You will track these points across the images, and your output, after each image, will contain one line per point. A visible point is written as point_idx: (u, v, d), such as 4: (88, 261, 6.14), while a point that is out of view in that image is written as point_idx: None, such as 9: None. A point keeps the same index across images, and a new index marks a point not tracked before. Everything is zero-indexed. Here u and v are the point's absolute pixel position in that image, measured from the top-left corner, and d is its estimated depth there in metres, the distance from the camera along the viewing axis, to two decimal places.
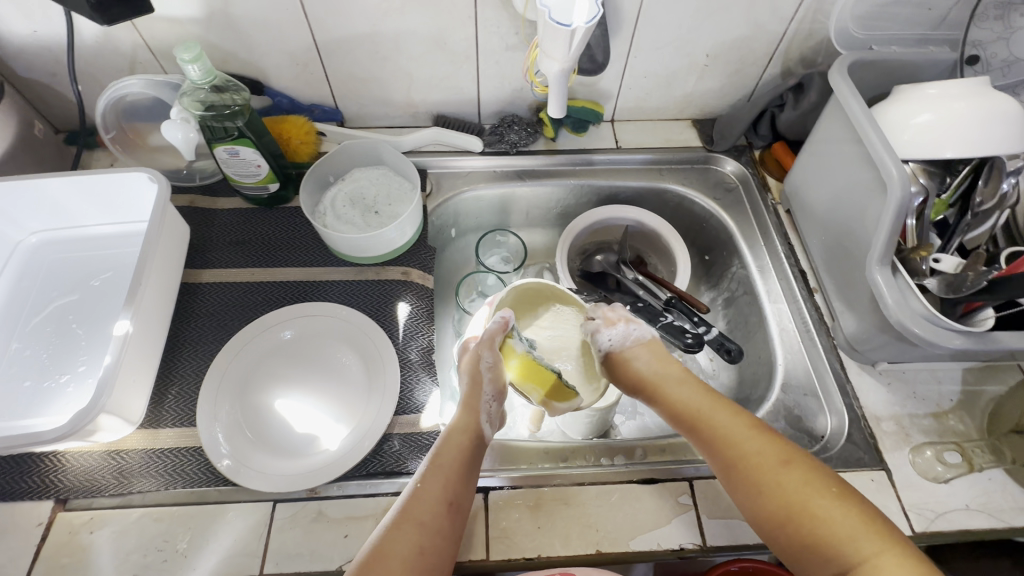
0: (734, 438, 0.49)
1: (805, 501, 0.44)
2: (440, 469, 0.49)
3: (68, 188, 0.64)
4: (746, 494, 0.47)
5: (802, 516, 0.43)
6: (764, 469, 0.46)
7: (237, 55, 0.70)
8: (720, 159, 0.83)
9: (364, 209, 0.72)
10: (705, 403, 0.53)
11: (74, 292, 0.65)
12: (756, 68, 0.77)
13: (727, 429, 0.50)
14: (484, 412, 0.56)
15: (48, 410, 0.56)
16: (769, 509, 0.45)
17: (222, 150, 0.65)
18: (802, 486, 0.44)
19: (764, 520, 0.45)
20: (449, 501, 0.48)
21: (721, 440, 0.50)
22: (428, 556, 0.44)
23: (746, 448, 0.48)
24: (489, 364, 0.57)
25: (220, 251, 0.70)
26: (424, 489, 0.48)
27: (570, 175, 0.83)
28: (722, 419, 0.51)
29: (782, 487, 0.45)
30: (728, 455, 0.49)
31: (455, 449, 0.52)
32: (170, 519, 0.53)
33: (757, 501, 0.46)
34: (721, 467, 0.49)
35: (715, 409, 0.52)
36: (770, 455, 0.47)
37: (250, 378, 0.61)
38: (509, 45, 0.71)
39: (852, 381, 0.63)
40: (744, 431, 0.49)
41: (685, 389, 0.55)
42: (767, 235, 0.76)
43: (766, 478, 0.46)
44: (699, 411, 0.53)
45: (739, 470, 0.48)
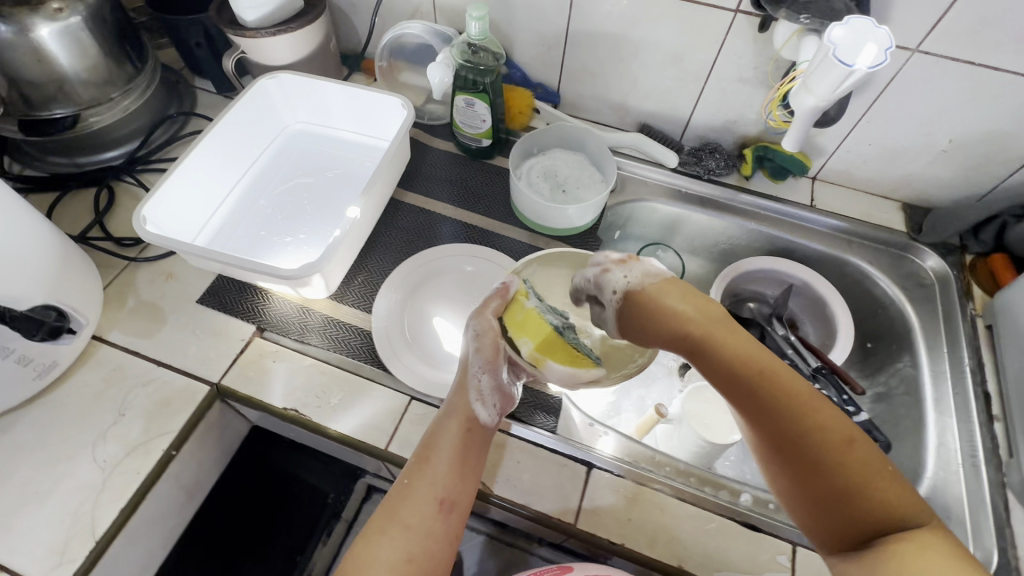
0: (793, 406, 0.43)
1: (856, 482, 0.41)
2: (429, 470, 0.50)
3: (338, 95, 0.78)
4: (791, 466, 0.43)
5: (848, 496, 0.41)
6: (816, 446, 0.42)
7: (500, 26, 0.80)
8: (923, 251, 0.77)
9: (554, 185, 0.79)
10: (759, 359, 0.45)
11: (313, 177, 0.79)
12: (1002, 169, 0.71)
13: (786, 396, 0.43)
14: (473, 388, 0.56)
15: (273, 258, 0.69)
16: (811, 486, 0.42)
17: (462, 98, 0.75)
18: (859, 467, 0.41)
19: (801, 493, 0.43)
20: (438, 500, 0.49)
21: (779, 411, 0.43)
22: (415, 560, 0.45)
23: (804, 417, 0.42)
24: (476, 333, 0.56)
25: (426, 181, 0.81)
26: (411, 488, 0.49)
27: (751, 216, 0.82)
28: (781, 382, 0.43)
29: (839, 463, 0.41)
30: (784, 427, 0.42)
31: (444, 446, 0.52)
32: (331, 376, 0.63)
33: (810, 476, 0.42)
34: (768, 436, 0.44)
35: (772, 368, 0.44)
36: (831, 427, 0.42)
37: (421, 291, 0.70)
38: (743, 76, 0.73)
39: (1014, 527, 0.56)
40: (801, 397, 0.43)
41: (735, 343, 0.45)
42: (953, 343, 0.69)
43: (825, 456, 0.41)
44: (757, 367, 0.44)
45: (789, 442, 0.42)
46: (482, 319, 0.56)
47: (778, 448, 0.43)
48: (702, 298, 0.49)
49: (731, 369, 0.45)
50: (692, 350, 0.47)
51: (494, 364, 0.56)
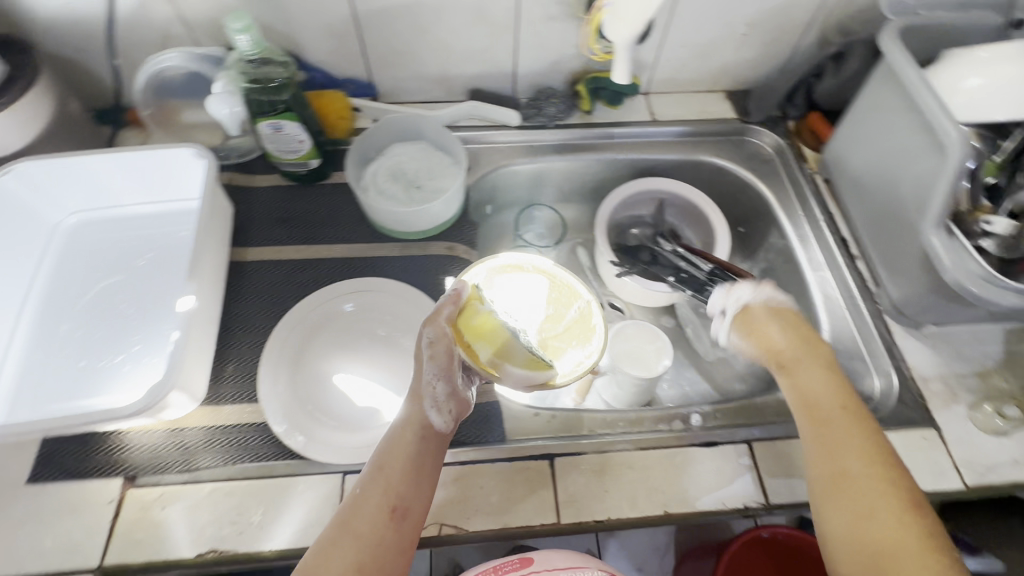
0: (851, 448, 0.47)
1: (897, 547, 0.41)
2: (384, 474, 0.47)
3: (110, 166, 0.63)
4: (837, 510, 0.45)
5: (888, 560, 0.41)
6: (867, 496, 0.44)
7: (276, 28, 0.69)
8: (756, 130, 0.83)
9: (407, 184, 0.72)
10: (839, 415, 0.50)
11: (120, 273, 0.64)
12: (793, 37, 0.77)
13: (849, 440, 0.48)
14: (429, 396, 0.51)
15: (109, 389, 0.56)
16: (851, 535, 0.43)
17: (264, 124, 0.63)
18: (904, 533, 0.41)
19: (840, 543, 0.44)
20: (392, 508, 0.45)
21: (832, 446, 0.48)
22: (366, 571, 0.42)
23: (855, 460, 0.46)
24: (429, 341, 0.52)
25: (263, 229, 0.70)
26: (365, 495, 0.46)
27: (607, 148, 0.82)
28: (845, 433, 0.48)
29: (881, 521, 0.43)
30: (831, 463, 0.47)
31: (400, 451, 0.48)
32: (241, 493, 0.53)
33: (846, 518, 0.44)
34: (820, 472, 0.48)
35: (848, 419, 0.49)
36: (887, 488, 0.44)
37: (307, 353, 0.61)
38: (550, 14, 0.71)
39: (899, 344, 0.64)
40: (861, 453, 0.47)
41: (829, 387, 0.53)
42: (805, 205, 0.76)
43: (867, 497, 0.44)
44: (825, 415, 0.50)
45: (838, 483, 0.46)
46: (437, 326, 0.52)
47: (828, 489, 0.46)
48: (841, 375, 0.54)
49: (804, 404, 0.53)
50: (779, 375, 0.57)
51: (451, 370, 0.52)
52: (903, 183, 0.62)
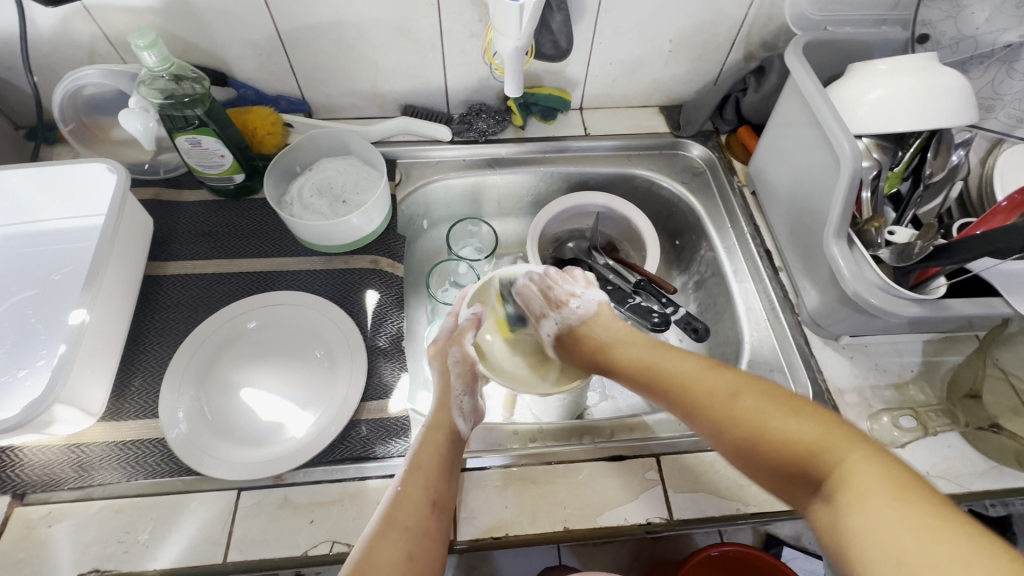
0: (681, 378, 0.49)
1: (765, 418, 0.41)
2: (424, 472, 0.49)
3: (24, 182, 0.63)
4: (714, 428, 0.44)
5: (768, 435, 0.40)
6: (714, 402, 0.44)
7: (199, 45, 0.70)
8: (687, 144, 0.83)
9: (332, 199, 0.71)
10: (665, 360, 0.52)
11: (34, 287, 0.63)
12: (719, 53, 0.78)
13: (677, 379, 0.49)
14: (455, 407, 0.56)
15: (6, 404, 0.55)
16: (734, 446, 0.42)
17: (183, 139, 0.64)
18: (764, 403, 0.42)
19: (738, 453, 0.42)
20: (432, 502, 0.47)
21: (678, 384, 0.49)
22: (417, 562, 0.43)
23: (690, 381, 0.48)
24: (457, 359, 0.59)
25: (185, 243, 0.69)
26: (405, 493, 0.47)
27: (540, 162, 0.83)
28: (676, 369, 0.50)
29: (740, 407, 0.42)
30: (683, 401, 0.48)
31: (435, 449, 0.51)
32: (131, 510, 0.52)
33: (721, 437, 0.43)
34: (685, 409, 0.47)
35: (664, 359, 0.52)
36: (727, 381, 0.45)
37: (216, 367, 0.60)
38: (473, 32, 0.72)
39: (816, 356, 0.64)
40: (691, 371, 0.49)
41: (646, 348, 0.55)
42: (733, 217, 0.77)
43: (717, 406, 0.44)
44: (653, 368, 0.52)
45: (697, 404, 0.46)
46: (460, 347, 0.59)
47: (698, 418, 0.46)
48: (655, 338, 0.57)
49: (635, 373, 0.54)
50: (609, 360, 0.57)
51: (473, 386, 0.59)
52: (815, 195, 0.62)
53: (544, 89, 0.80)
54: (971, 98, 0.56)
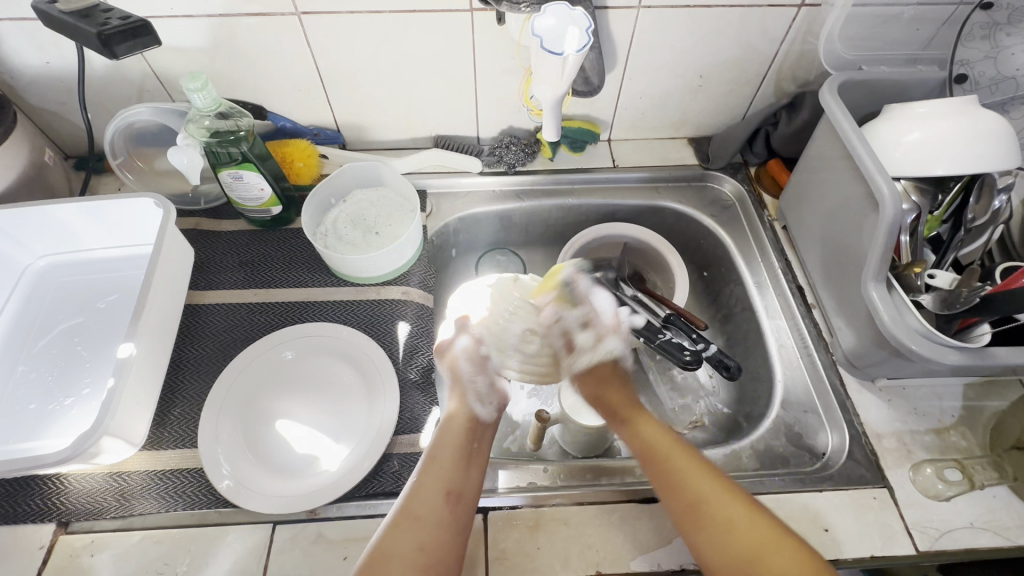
0: (694, 479, 0.51)
1: (760, 544, 0.46)
2: (438, 466, 0.53)
3: (74, 213, 0.66)
4: (705, 534, 0.48)
5: (760, 561, 0.45)
6: (727, 511, 0.48)
7: (242, 82, 0.72)
8: (716, 176, 0.83)
9: (365, 230, 0.73)
10: (673, 451, 0.54)
11: (80, 315, 0.66)
12: (750, 88, 0.78)
13: (688, 475, 0.51)
14: (471, 391, 0.62)
15: (53, 432, 0.57)
16: (725, 556, 0.46)
17: (226, 174, 0.66)
18: (761, 529, 0.46)
19: (721, 567, 0.46)
20: (447, 493, 0.51)
21: (683, 484, 0.51)
22: (432, 551, 0.46)
23: (702, 488, 0.50)
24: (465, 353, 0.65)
25: (223, 272, 0.71)
26: (421, 485, 0.51)
27: (569, 193, 0.83)
28: (685, 465, 0.52)
29: (739, 531, 0.47)
30: (688, 501, 0.50)
31: (452, 441, 0.56)
32: (170, 541, 0.53)
33: (715, 546, 0.47)
34: (680, 511, 0.50)
35: (675, 452, 0.54)
36: (733, 499, 0.49)
37: (251, 398, 0.62)
38: (506, 68, 0.73)
39: (852, 398, 0.63)
40: (700, 474, 0.51)
41: (660, 433, 0.56)
42: (764, 252, 0.76)
43: (726, 520, 0.48)
44: (663, 454, 0.54)
45: (699, 512, 0.49)
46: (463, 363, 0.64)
47: (695, 520, 0.49)
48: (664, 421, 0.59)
49: (646, 452, 0.55)
50: (623, 428, 0.59)
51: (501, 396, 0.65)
52: (850, 234, 0.62)
53: (573, 122, 0.81)
54: (1013, 142, 0.55)
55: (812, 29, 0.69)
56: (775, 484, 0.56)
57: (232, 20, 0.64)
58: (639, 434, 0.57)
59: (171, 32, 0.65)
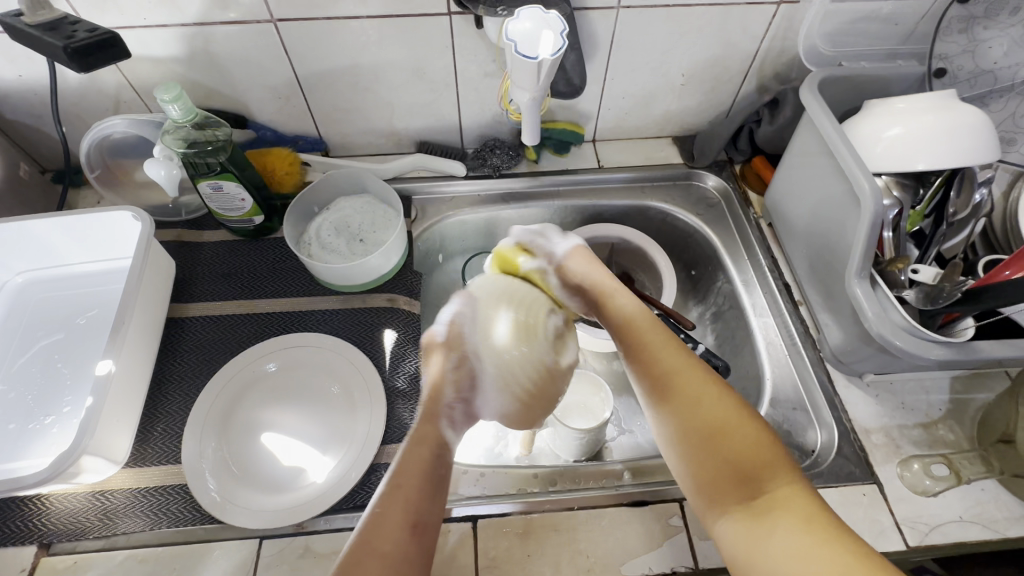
0: (662, 358, 0.51)
1: (726, 426, 0.47)
2: (403, 489, 0.45)
3: (51, 228, 0.65)
4: (674, 410, 0.49)
5: (722, 437, 0.46)
6: (698, 396, 0.48)
7: (220, 91, 0.72)
8: (702, 174, 0.83)
9: (349, 237, 0.72)
10: (651, 328, 0.54)
11: (59, 331, 0.65)
12: (732, 85, 0.78)
13: (656, 356, 0.52)
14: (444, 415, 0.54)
15: (32, 452, 0.56)
16: (691, 425, 0.47)
17: (205, 184, 0.65)
18: (735, 421, 0.46)
19: (684, 441, 0.48)
20: (411, 524, 0.44)
21: (657, 362, 0.51)
22: None
23: (675, 365, 0.51)
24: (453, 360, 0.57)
25: (205, 284, 0.70)
26: (382, 515, 0.43)
27: (555, 196, 0.83)
28: (660, 346, 0.52)
29: (708, 406, 0.48)
30: (655, 376, 0.51)
31: (417, 464, 0.48)
32: (155, 560, 0.52)
33: (683, 418, 0.48)
34: (647, 383, 0.51)
35: (649, 330, 0.54)
36: (714, 394, 0.48)
37: (236, 411, 0.61)
38: (487, 71, 0.73)
39: (840, 395, 0.63)
40: (673, 353, 0.52)
41: (637, 308, 0.57)
42: (750, 250, 0.76)
43: (691, 398, 0.49)
44: (637, 331, 0.54)
45: (671, 391, 0.49)
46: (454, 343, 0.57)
47: (662, 394, 0.50)
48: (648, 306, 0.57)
49: (620, 325, 0.56)
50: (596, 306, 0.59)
51: (475, 381, 0.57)
52: (834, 230, 0.62)
53: (557, 124, 0.81)
54: (991, 136, 0.55)
55: (792, 27, 0.69)
56: None
57: (207, 28, 0.63)
58: (615, 311, 0.57)
59: (145, 42, 0.64)
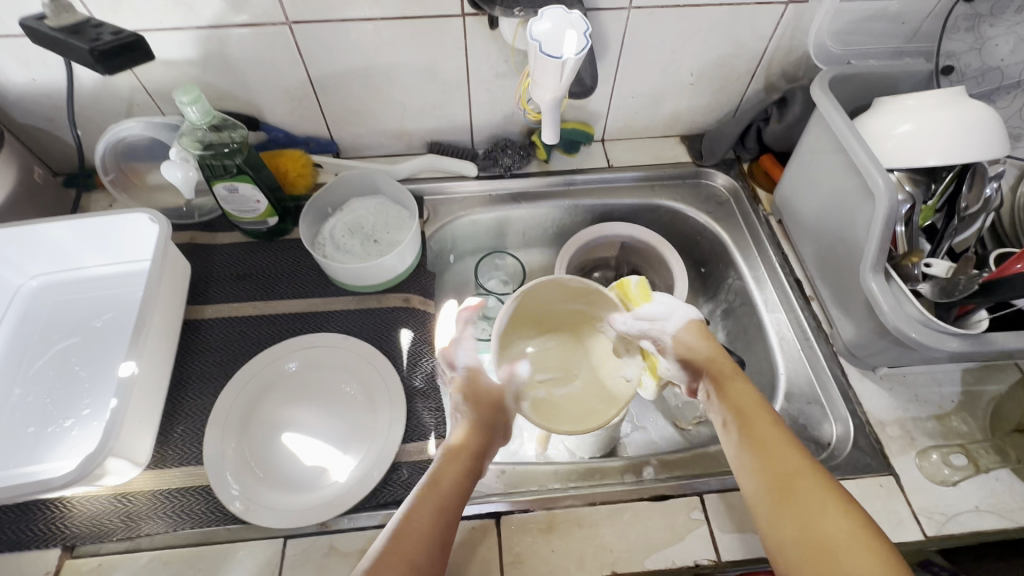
0: (781, 452, 0.49)
1: (838, 538, 0.42)
2: (436, 499, 0.49)
3: (66, 232, 0.65)
4: (781, 505, 0.46)
5: (836, 550, 0.42)
6: (809, 496, 0.45)
7: (233, 93, 0.72)
8: (710, 173, 0.84)
9: (363, 238, 0.72)
10: (764, 422, 0.52)
11: (76, 334, 0.65)
12: (740, 84, 0.79)
13: (775, 449, 0.50)
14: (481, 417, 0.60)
15: (54, 455, 0.56)
16: (800, 530, 0.44)
17: (221, 186, 0.65)
18: (841, 524, 0.43)
19: (792, 551, 0.44)
20: (435, 532, 0.47)
21: (772, 454, 0.49)
22: None
23: (793, 463, 0.48)
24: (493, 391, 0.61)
25: (220, 286, 0.70)
26: (413, 519, 0.47)
27: (565, 195, 0.84)
28: (778, 440, 0.50)
29: (825, 516, 0.44)
30: (769, 474, 0.48)
31: (450, 474, 0.52)
32: (179, 561, 0.52)
33: (790, 522, 0.45)
34: (763, 475, 0.49)
35: (762, 421, 0.52)
36: (820, 483, 0.46)
37: (255, 413, 0.61)
38: (499, 72, 0.73)
39: (854, 388, 0.63)
40: (791, 451, 0.49)
41: (754, 401, 0.55)
42: (760, 246, 0.77)
43: (808, 501, 0.45)
44: (753, 421, 0.53)
45: (783, 486, 0.47)
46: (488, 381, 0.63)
47: (777, 490, 0.47)
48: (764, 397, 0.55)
49: (734, 412, 0.55)
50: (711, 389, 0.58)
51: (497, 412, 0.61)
52: (845, 225, 0.63)
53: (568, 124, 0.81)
54: (999, 130, 0.56)
55: (801, 26, 0.70)
56: None
57: (221, 31, 0.64)
58: (730, 397, 0.56)
59: (160, 45, 0.64)
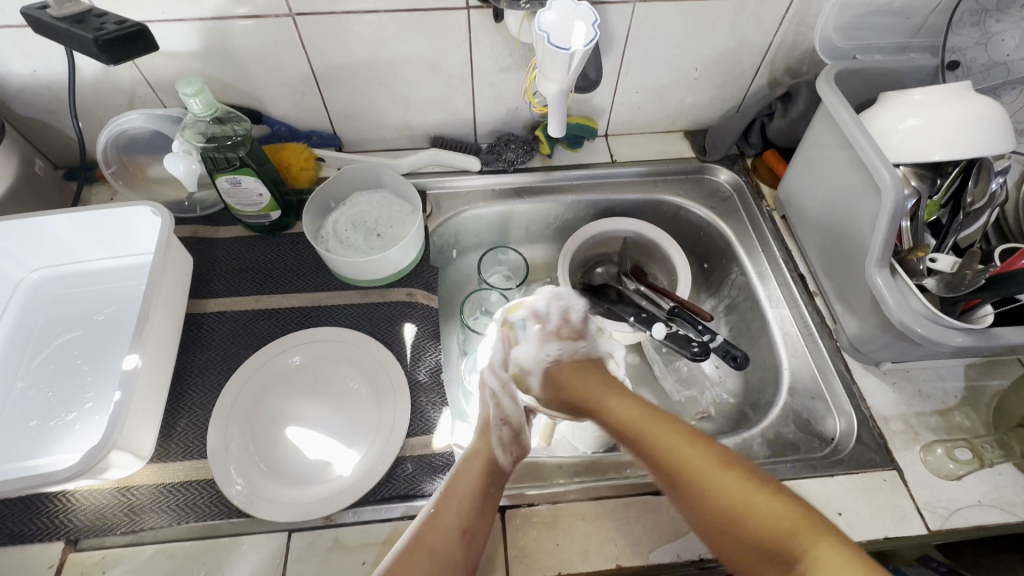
0: (667, 447, 0.49)
1: (741, 504, 0.43)
2: (456, 495, 0.52)
3: (67, 225, 0.64)
4: (693, 504, 0.46)
5: (744, 518, 0.43)
6: (705, 478, 0.46)
7: (236, 86, 0.71)
8: (714, 168, 0.84)
9: (366, 232, 0.72)
10: (651, 422, 0.52)
11: (78, 328, 0.64)
12: (744, 79, 0.79)
13: (661, 449, 0.49)
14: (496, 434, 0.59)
15: (57, 448, 0.56)
16: (710, 516, 0.44)
17: (223, 179, 0.65)
18: (739, 491, 0.44)
19: (711, 533, 0.44)
20: (462, 528, 0.50)
21: (662, 454, 0.49)
22: None
23: (683, 454, 0.48)
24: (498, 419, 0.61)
25: (222, 280, 0.70)
26: (438, 516, 0.51)
27: (568, 190, 0.83)
28: (664, 437, 0.50)
29: (717, 490, 0.45)
30: (666, 472, 0.48)
31: (467, 474, 0.54)
32: (184, 555, 0.52)
33: (698, 507, 0.46)
34: (663, 480, 0.49)
35: (649, 420, 0.52)
36: (712, 462, 0.46)
37: (258, 407, 0.61)
38: (503, 66, 0.73)
39: (858, 383, 0.64)
40: (679, 441, 0.49)
41: (637, 407, 0.54)
42: (764, 242, 0.77)
43: (704, 483, 0.46)
44: (639, 428, 0.52)
45: (677, 481, 0.47)
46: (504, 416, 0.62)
47: (676, 488, 0.47)
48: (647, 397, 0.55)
49: (623, 429, 0.54)
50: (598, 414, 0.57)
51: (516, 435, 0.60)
52: (849, 220, 0.63)
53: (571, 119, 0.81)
54: (1005, 125, 0.56)
55: (806, 21, 0.70)
56: (787, 471, 0.57)
57: (224, 22, 0.63)
58: (612, 412, 0.55)
59: (162, 37, 0.64)
